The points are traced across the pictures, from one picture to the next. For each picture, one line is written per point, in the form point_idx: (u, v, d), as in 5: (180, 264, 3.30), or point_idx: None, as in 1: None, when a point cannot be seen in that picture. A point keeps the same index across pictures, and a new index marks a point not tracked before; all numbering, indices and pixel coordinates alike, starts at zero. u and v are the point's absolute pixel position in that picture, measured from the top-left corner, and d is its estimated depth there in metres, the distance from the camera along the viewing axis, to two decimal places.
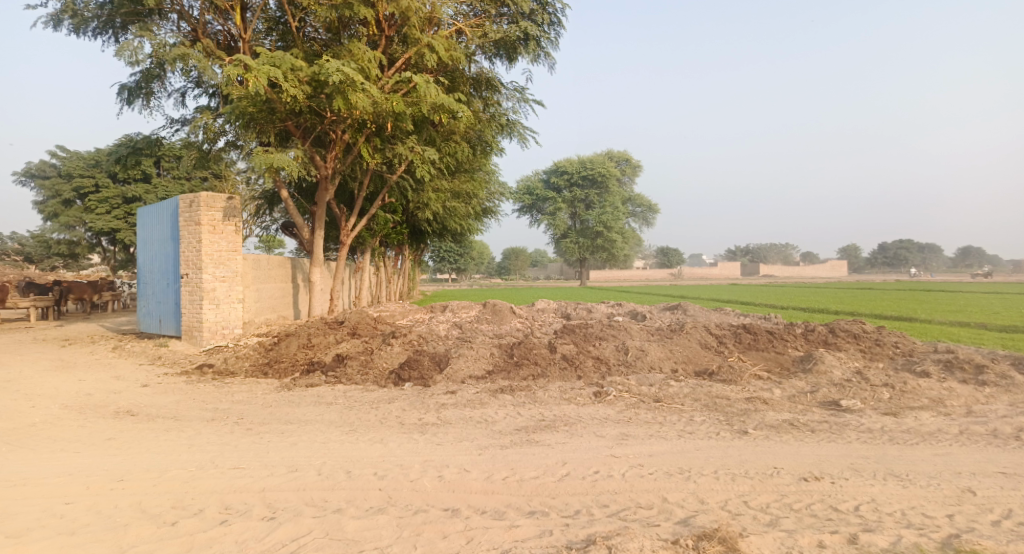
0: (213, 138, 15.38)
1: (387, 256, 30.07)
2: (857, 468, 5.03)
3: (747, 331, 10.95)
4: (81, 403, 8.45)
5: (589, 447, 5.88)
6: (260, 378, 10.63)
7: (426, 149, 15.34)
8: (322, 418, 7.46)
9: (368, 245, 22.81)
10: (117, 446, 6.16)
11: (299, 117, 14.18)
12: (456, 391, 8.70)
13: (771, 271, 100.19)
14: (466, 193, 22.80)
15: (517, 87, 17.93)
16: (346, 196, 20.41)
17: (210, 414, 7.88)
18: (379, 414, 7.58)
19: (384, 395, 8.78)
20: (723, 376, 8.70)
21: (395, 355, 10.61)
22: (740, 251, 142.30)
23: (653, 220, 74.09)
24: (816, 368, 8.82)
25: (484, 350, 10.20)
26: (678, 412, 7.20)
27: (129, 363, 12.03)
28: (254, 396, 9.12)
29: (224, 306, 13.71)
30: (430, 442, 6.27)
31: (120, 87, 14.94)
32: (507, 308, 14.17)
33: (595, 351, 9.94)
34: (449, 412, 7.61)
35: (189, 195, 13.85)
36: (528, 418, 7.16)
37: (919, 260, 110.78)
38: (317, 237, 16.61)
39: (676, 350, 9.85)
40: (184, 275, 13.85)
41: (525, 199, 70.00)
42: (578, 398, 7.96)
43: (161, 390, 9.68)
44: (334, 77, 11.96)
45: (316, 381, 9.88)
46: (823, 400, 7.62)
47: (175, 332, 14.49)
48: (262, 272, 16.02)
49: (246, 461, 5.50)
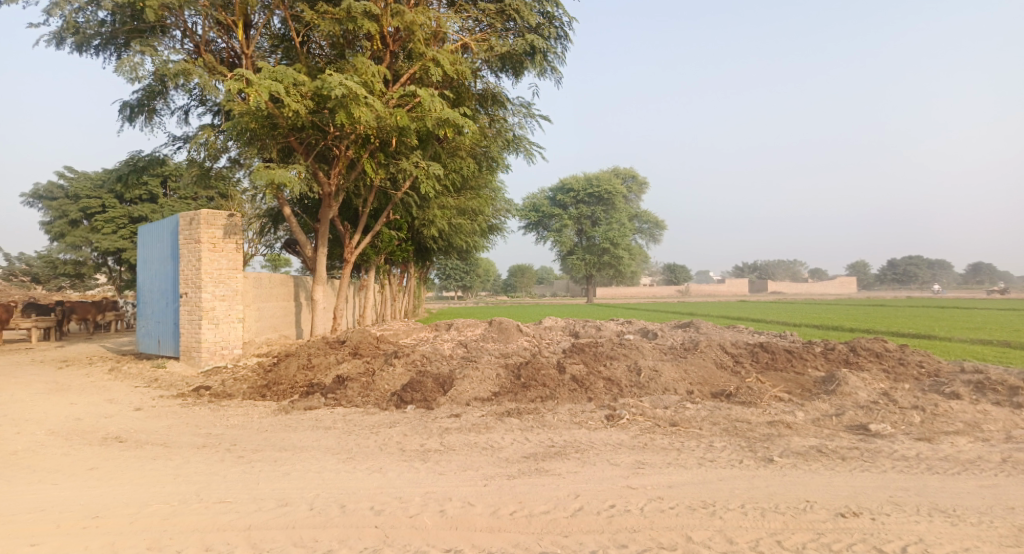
0: (215, 155, 15.22)
1: (392, 274, 29.78)
2: (898, 502, 4.58)
3: (765, 350, 10.52)
4: (69, 428, 8.10)
5: (602, 477, 5.45)
6: (258, 400, 10.25)
7: (431, 164, 15.09)
8: (318, 445, 7.07)
9: (372, 263, 22.52)
10: (99, 477, 5.80)
11: (301, 132, 13.98)
12: (460, 414, 8.29)
13: (780, 288, 99.42)
14: (473, 210, 22.54)
15: (523, 103, 17.75)
16: (351, 213, 20.19)
17: (202, 440, 7.50)
18: (379, 440, 7.18)
19: (385, 418, 8.39)
20: (742, 398, 8.26)
21: (398, 375, 10.22)
22: (748, 268, 141.67)
23: (660, 237, 73.76)
24: (840, 389, 8.37)
25: (490, 370, 9.80)
26: (696, 438, 6.77)
27: (125, 385, 11.70)
28: (250, 420, 8.73)
29: (224, 325, 13.39)
30: (432, 471, 5.85)
31: (122, 105, 14.81)
32: (514, 326, 13.79)
33: (605, 371, 9.53)
34: (452, 437, 7.20)
35: (189, 213, 13.62)
36: (535, 444, 6.74)
37: (928, 276, 109.88)
38: (319, 254, 16.32)
39: (690, 370, 9.42)
40: (183, 293, 13.57)
41: (531, 216, 69.88)
42: (589, 423, 7.54)
43: (154, 414, 9.32)
44: (336, 91, 11.75)
45: (315, 404, 9.50)
46: (850, 424, 7.17)
47: (173, 352, 14.16)
48: (264, 290, 15.73)
49: (233, 494, 5.12)
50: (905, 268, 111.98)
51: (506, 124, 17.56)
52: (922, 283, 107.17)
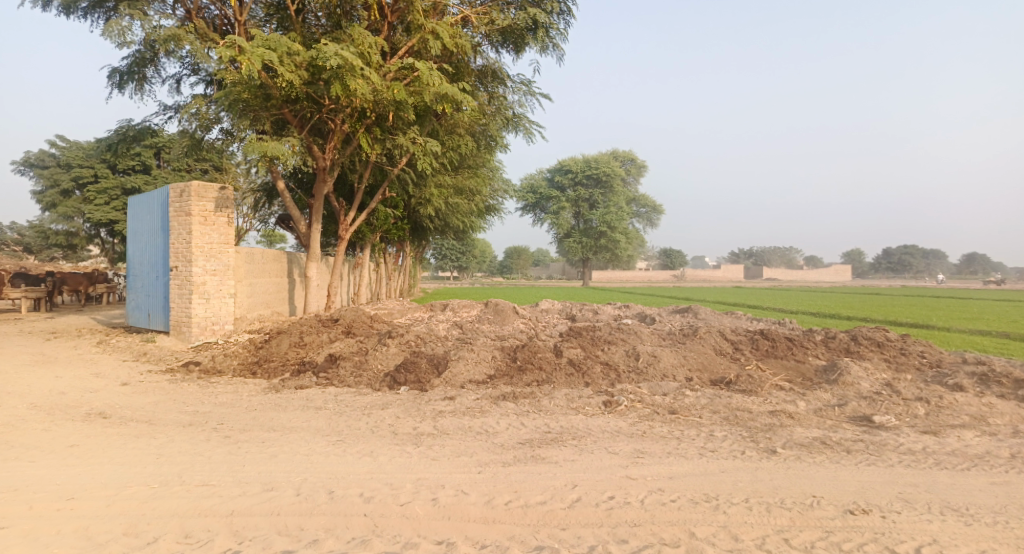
0: (207, 126, 14.84)
1: (388, 253, 29.47)
2: (909, 499, 4.41)
3: (765, 337, 10.35)
4: (52, 403, 7.88)
5: (601, 467, 5.27)
6: (248, 378, 10.03)
7: (428, 140, 14.73)
8: (308, 425, 6.87)
9: (367, 241, 22.21)
10: (79, 455, 5.58)
11: (295, 104, 13.59)
12: (455, 397, 8.10)
13: (776, 275, 99.43)
14: (470, 189, 22.20)
15: (524, 80, 17.34)
16: (347, 189, 19.84)
17: (188, 418, 7.30)
18: (371, 422, 6.98)
19: (377, 400, 8.20)
20: (742, 386, 8.08)
21: (391, 356, 10.00)
22: (744, 254, 141.69)
23: (657, 221, 73.41)
24: (842, 379, 8.20)
25: (485, 352, 9.59)
26: (697, 426, 6.60)
27: (112, 360, 11.47)
28: (239, 398, 8.52)
29: (215, 301, 13.13)
30: (425, 456, 5.66)
31: (112, 71, 14.37)
32: (510, 308, 13.59)
33: (603, 356, 9.34)
34: (446, 421, 7.01)
35: (180, 185, 13.27)
36: (532, 430, 6.55)
37: (923, 266, 110.17)
38: (313, 230, 16.01)
39: (689, 356, 9.24)
40: (174, 267, 13.28)
41: (529, 198, 69.19)
42: (586, 408, 7.37)
43: (140, 390, 9.10)
44: (332, 61, 11.36)
45: (307, 383, 9.30)
46: (853, 415, 7.02)
47: (163, 326, 13.91)
48: (257, 266, 15.45)
49: (216, 477, 4.92)
50: (900, 258, 112.21)
51: (506, 101, 17.17)
52: (917, 273, 107.37)
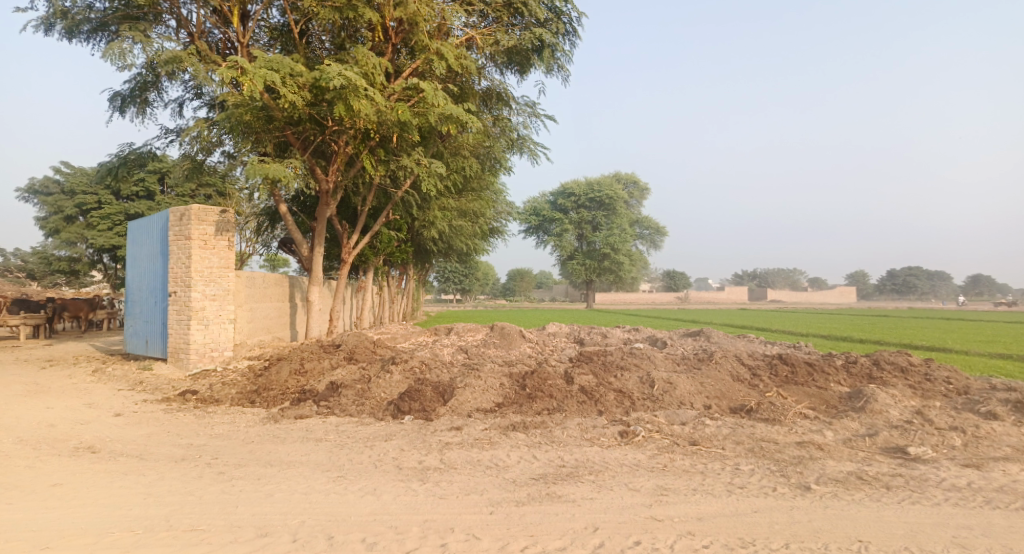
0: (209, 149, 14.68)
1: (391, 276, 29.20)
2: (965, 544, 4.01)
3: (784, 362, 9.95)
4: (40, 436, 7.51)
5: (623, 506, 4.87)
6: (246, 407, 9.66)
7: (433, 162, 14.54)
8: (307, 459, 6.49)
9: (370, 264, 21.92)
10: (60, 496, 5.20)
11: (298, 125, 13.43)
12: (462, 427, 7.70)
13: (782, 297, 98.92)
14: (474, 212, 21.99)
15: (529, 101, 17.23)
16: (350, 212, 19.63)
17: (182, 452, 6.92)
18: (373, 456, 6.59)
19: (380, 430, 7.81)
20: (764, 415, 7.67)
21: (395, 383, 9.60)
22: (747, 276, 141.28)
23: (660, 243, 73.17)
24: (869, 407, 7.79)
25: (493, 380, 9.19)
26: (721, 459, 6.20)
27: (107, 388, 11.10)
28: (235, 430, 8.14)
29: (214, 326, 12.81)
30: (432, 494, 5.26)
31: (113, 95, 14.26)
32: (517, 332, 13.23)
33: (616, 382, 8.94)
34: (453, 453, 6.62)
35: (180, 208, 13.04)
36: (545, 463, 6.15)
37: (928, 288, 109.57)
38: (316, 254, 15.74)
39: (707, 383, 8.84)
40: (172, 292, 12.98)
41: (531, 220, 68.99)
42: (602, 439, 6.97)
43: (134, 420, 8.73)
44: (335, 81, 11.22)
45: (307, 412, 8.91)
46: (885, 446, 6.62)
47: (161, 353, 13.55)
48: (257, 290, 15.14)
49: (206, 520, 4.54)
50: (905, 279, 111.61)
51: (511, 123, 17.02)
52: (923, 294, 106.64)
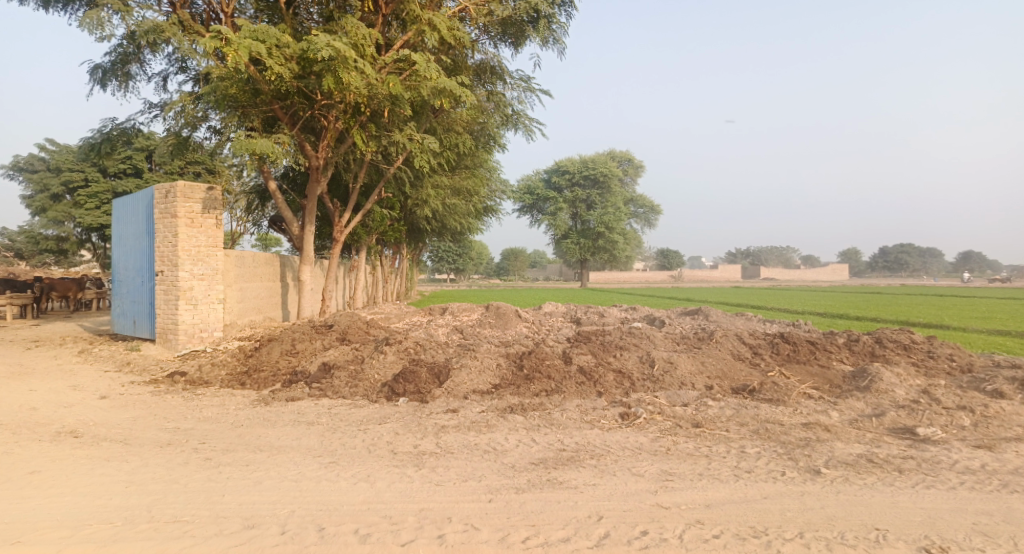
0: (194, 125, 14.22)
1: (384, 255, 28.85)
2: (988, 532, 3.83)
3: (786, 340, 9.78)
4: (20, 420, 7.25)
5: (627, 492, 4.68)
6: (236, 389, 9.42)
7: (426, 137, 14.14)
8: (298, 444, 6.27)
9: (363, 243, 21.57)
10: (37, 484, 4.95)
11: (286, 99, 13.00)
12: (458, 409, 7.49)
13: (775, 275, 99.02)
14: (467, 190, 21.62)
15: (523, 76, 16.79)
16: (341, 190, 19.22)
17: (168, 437, 6.68)
18: (367, 440, 6.37)
19: (374, 413, 7.60)
20: (768, 395, 7.49)
21: (389, 364, 9.36)
22: (741, 254, 141.53)
23: (655, 221, 72.89)
24: (875, 386, 7.63)
25: (490, 360, 8.96)
26: (725, 442, 6.02)
27: (93, 370, 10.82)
28: (225, 413, 7.90)
29: (203, 307, 12.52)
30: (427, 481, 5.05)
31: (93, 68, 13.74)
32: (512, 311, 13.00)
33: (615, 363, 8.74)
34: (449, 437, 6.41)
35: (164, 185, 12.64)
36: (544, 447, 5.96)
37: (919, 265, 110.16)
38: (307, 232, 15.37)
39: (708, 363, 8.65)
40: (159, 272, 12.64)
41: (525, 199, 68.41)
42: (602, 422, 6.78)
43: (120, 403, 8.48)
44: (323, 52, 10.78)
45: (298, 395, 8.66)
46: (893, 427, 6.45)
47: (149, 334, 13.26)
48: (248, 270, 14.82)
49: (189, 511, 4.31)
50: (897, 256, 112.08)
51: (505, 98, 16.60)
52: (914, 272, 107.22)
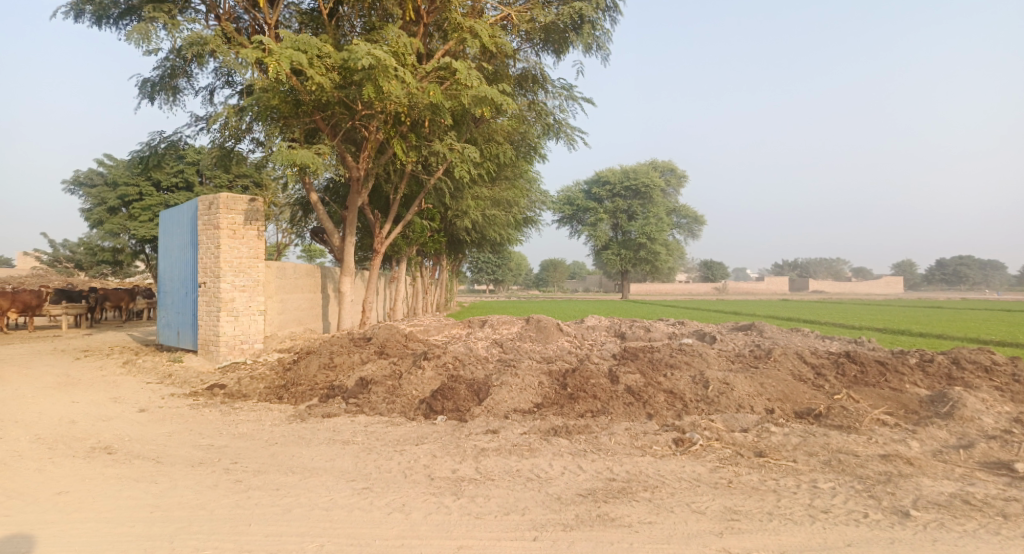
0: (238, 137, 14.34)
1: (424, 267, 28.80)
2: None
3: (852, 360, 9.05)
4: (59, 434, 7.19)
5: (688, 534, 4.19)
6: (273, 403, 9.26)
7: (467, 146, 13.89)
8: (332, 466, 5.97)
9: (403, 255, 21.49)
10: (62, 507, 4.77)
11: (327, 110, 12.96)
12: (499, 430, 7.09)
13: (825, 288, 95.51)
14: (508, 201, 21.35)
15: (565, 85, 16.45)
16: (382, 201, 19.18)
17: (201, 455, 6.49)
18: (403, 462, 6.03)
19: (412, 432, 7.26)
20: (837, 422, 6.85)
21: (427, 380, 9.03)
22: (788, 266, 137.52)
23: (698, 232, 71.28)
24: (958, 413, 6.89)
25: (532, 378, 8.53)
26: (794, 475, 5.45)
27: (135, 382, 10.86)
28: (260, 429, 7.70)
29: (244, 318, 12.49)
30: (466, 513, 4.65)
31: (142, 82, 14.02)
32: (554, 325, 12.56)
33: (666, 382, 8.20)
34: (490, 462, 6.02)
35: (208, 196, 12.72)
36: (592, 477, 5.50)
37: (980, 277, 104.78)
38: (347, 244, 15.29)
39: (767, 384, 8.01)
40: (202, 283, 12.70)
41: (565, 210, 67.94)
42: (654, 448, 6.27)
43: (158, 417, 8.40)
44: (363, 61, 10.66)
45: (335, 411, 8.41)
46: (985, 461, 5.74)
47: (191, 345, 13.34)
48: (289, 281, 14.80)
49: (212, 543, 4.04)
50: (955, 269, 106.92)
51: (546, 107, 16.27)
52: (975, 285, 102.01)
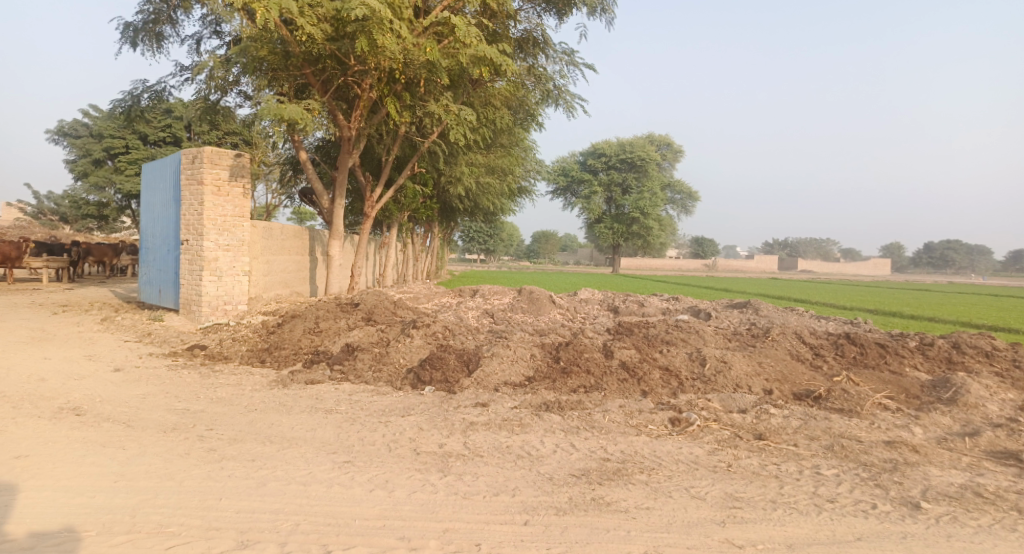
0: (225, 90, 13.72)
1: (415, 233, 28.37)
2: None
3: (851, 342, 8.83)
4: (27, 392, 6.84)
5: (689, 522, 3.94)
6: (255, 367, 8.94)
7: (463, 108, 13.35)
8: (312, 437, 5.68)
9: (394, 220, 21.01)
10: (20, 471, 4.46)
11: (319, 64, 12.37)
12: (488, 403, 6.83)
13: (814, 268, 95.86)
14: (503, 169, 20.82)
15: (567, 49, 15.84)
16: (374, 163, 18.61)
17: (175, 419, 6.18)
18: (388, 435, 5.76)
19: (397, 403, 6.99)
20: (837, 405, 6.62)
21: (415, 349, 8.72)
22: (778, 245, 137.76)
23: (692, 208, 70.84)
24: (963, 400, 6.68)
25: (523, 350, 8.25)
26: (796, 460, 5.23)
27: (112, 340, 10.48)
28: (240, 394, 7.39)
29: (227, 278, 12.09)
30: (453, 492, 4.38)
31: (125, 26, 13.31)
32: (546, 296, 12.26)
33: (662, 359, 7.95)
34: (478, 436, 5.77)
35: (191, 150, 12.17)
36: (585, 456, 5.26)
37: (968, 263, 105.52)
38: (336, 206, 14.80)
39: (766, 364, 7.78)
40: (184, 241, 12.24)
41: (560, 181, 67.26)
42: (650, 427, 6.03)
43: (133, 377, 8.06)
44: (357, 11, 10.09)
45: (318, 377, 8.11)
46: (992, 450, 5.53)
47: (172, 304, 12.95)
48: (275, 242, 14.34)
49: (177, 519, 3.74)
50: (943, 253, 107.68)
51: (547, 72, 15.67)
52: (961, 270, 102.78)
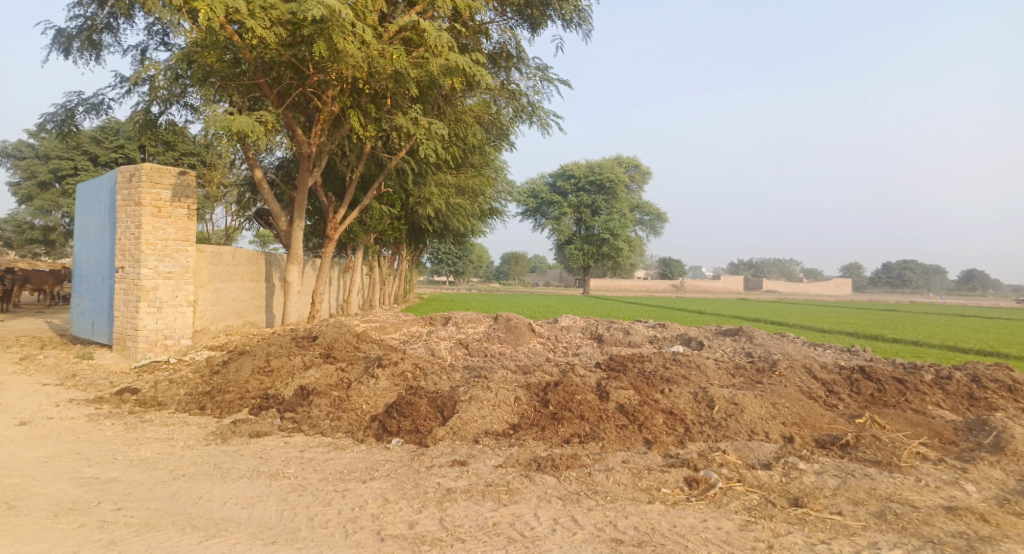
0: (169, 102, 12.49)
1: (383, 256, 27.15)
2: None
3: (867, 377, 7.97)
4: None
5: None
6: (192, 416, 7.66)
7: (433, 122, 12.36)
8: (246, 518, 4.50)
9: (359, 243, 19.79)
10: None
11: (273, 72, 11.26)
12: (467, 462, 5.75)
13: (779, 289, 97.08)
14: (473, 190, 19.87)
15: (540, 65, 15.09)
16: (337, 184, 17.46)
17: (75, 495, 4.91)
18: (345, 512, 4.62)
19: (360, 462, 5.85)
20: (871, 457, 5.74)
21: (380, 391, 7.57)
22: (743, 266, 139.60)
23: (660, 229, 71.02)
24: (1010, 448, 5.85)
25: (506, 392, 7.17)
26: (850, 537, 4.26)
27: (28, 384, 9.06)
28: (168, 453, 6.14)
29: (169, 310, 10.77)
30: None
31: (56, 32, 12.01)
32: (525, 324, 11.23)
33: (664, 401, 6.96)
34: (459, 511, 4.67)
35: (128, 166, 10.88)
36: (593, 537, 4.22)
37: (925, 283, 108.38)
38: (295, 227, 13.58)
39: (781, 405, 6.87)
40: (119, 267, 10.89)
41: (529, 203, 66.81)
42: (664, 492, 5.03)
43: (40, 434, 6.71)
44: (313, 11, 9.05)
45: (266, 429, 6.90)
46: None
47: (106, 339, 11.52)
48: (226, 268, 13.00)
49: None
50: (901, 272, 110.45)
51: (519, 88, 14.87)
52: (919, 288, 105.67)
